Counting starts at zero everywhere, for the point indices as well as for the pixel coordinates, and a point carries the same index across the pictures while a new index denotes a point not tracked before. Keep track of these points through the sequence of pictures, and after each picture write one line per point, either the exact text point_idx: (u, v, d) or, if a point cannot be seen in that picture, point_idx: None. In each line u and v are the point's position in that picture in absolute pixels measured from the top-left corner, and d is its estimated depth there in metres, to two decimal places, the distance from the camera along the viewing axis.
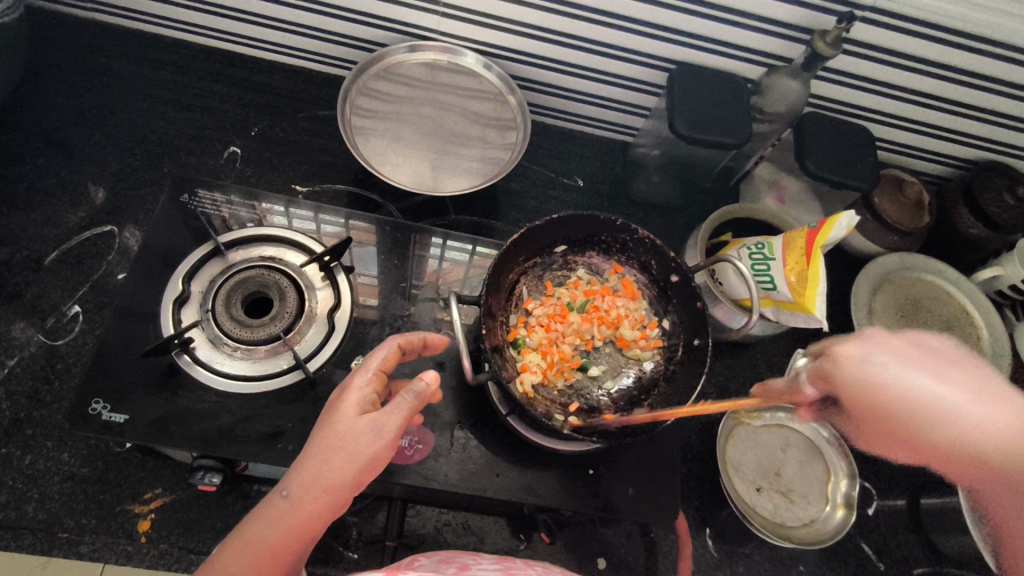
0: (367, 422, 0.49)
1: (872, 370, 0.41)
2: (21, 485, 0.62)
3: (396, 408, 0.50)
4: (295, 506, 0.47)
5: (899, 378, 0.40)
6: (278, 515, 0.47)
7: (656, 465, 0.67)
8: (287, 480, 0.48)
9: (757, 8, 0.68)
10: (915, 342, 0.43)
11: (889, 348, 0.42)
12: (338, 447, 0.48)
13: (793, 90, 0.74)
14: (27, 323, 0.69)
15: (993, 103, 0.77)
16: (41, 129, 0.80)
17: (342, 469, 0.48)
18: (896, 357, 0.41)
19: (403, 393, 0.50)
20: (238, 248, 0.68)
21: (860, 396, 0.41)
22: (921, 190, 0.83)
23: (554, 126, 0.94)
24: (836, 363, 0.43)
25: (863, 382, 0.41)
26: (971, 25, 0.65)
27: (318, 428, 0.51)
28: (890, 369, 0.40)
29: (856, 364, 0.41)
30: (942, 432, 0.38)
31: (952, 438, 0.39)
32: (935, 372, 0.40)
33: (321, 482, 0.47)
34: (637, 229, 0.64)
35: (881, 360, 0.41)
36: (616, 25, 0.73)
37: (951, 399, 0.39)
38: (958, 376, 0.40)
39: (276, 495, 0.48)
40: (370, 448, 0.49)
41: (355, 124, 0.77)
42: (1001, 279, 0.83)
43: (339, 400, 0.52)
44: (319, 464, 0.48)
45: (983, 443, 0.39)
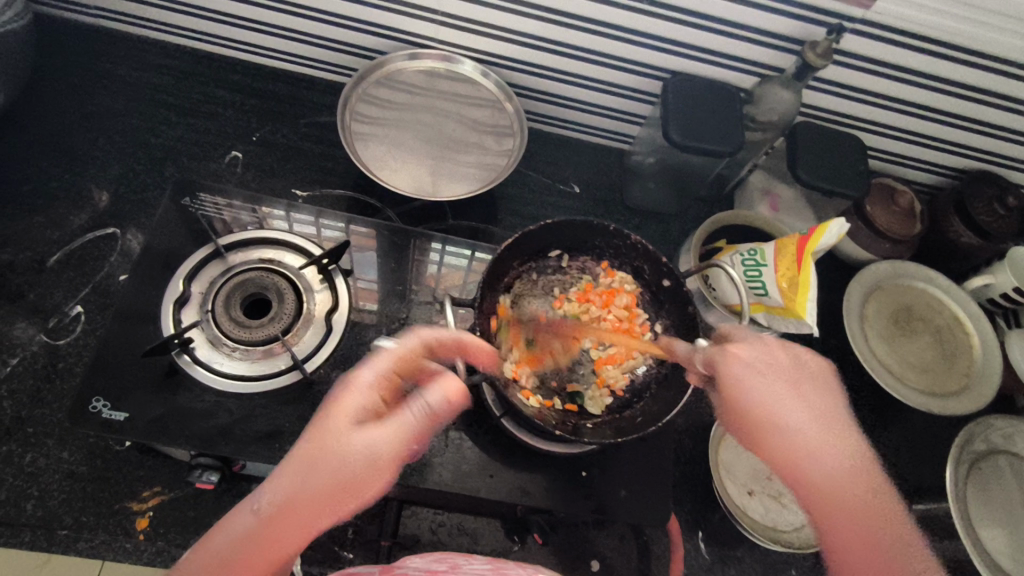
0: (360, 439, 0.46)
1: (752, 373, 0.53)
2: (21, 483, 0.62)
3: (395, 427, 0.47)
4: (268, 520, 0.43)
5: (767, 390, 0.52)
6: (242, 532, 0.43)
7: (649, 467, 0.68)
8: (259, 491, 0.44)
9: (748, 19, 0.69)
10: (797, 359, 0.56)
11: (776, 360, 0.55)
12: (321, 464, 0.44)
13: (784, 99, 0.75)
14: (30, 323, 0.70)
15: (981, 114, 0.78)
16: (46, 133, 0.82)
17: (320, 492, 0.44)
18: (766, 367, 0.54)
19: (410, 411, 0.48)
20: (239, 250, 0.69)
21: (749, 397, 0.53)
22: (911, 200, 0.83)
23: (552, 133, 0.95)
24: (744, 365, 0.54)
25: (740, 383, 0.53)
26: (957, 37, 0.67)
27: (305, 432, 0.47)
28: (764, 375, 0.53)
29: (738, 365, 0.54)
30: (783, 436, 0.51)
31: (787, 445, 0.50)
32: (793, 395, 0.53)
33: (304, 500, 0.43)
34: (630, 235, 0.66)
35: (754, 367, 0.54)
36: (612, 35, 0.74)
37: (799, 418, 0.51)
38: (812, 403, 0.53)
39: (245, 506, 0.44)
40: (357, 473, 0.45)
41: (355, 130, 0.79)
42: (993, 288, 0.84)
43: (336, 403, 0.48)
44: (298, 479, 0.44)
45: (828, 467, 0.49)
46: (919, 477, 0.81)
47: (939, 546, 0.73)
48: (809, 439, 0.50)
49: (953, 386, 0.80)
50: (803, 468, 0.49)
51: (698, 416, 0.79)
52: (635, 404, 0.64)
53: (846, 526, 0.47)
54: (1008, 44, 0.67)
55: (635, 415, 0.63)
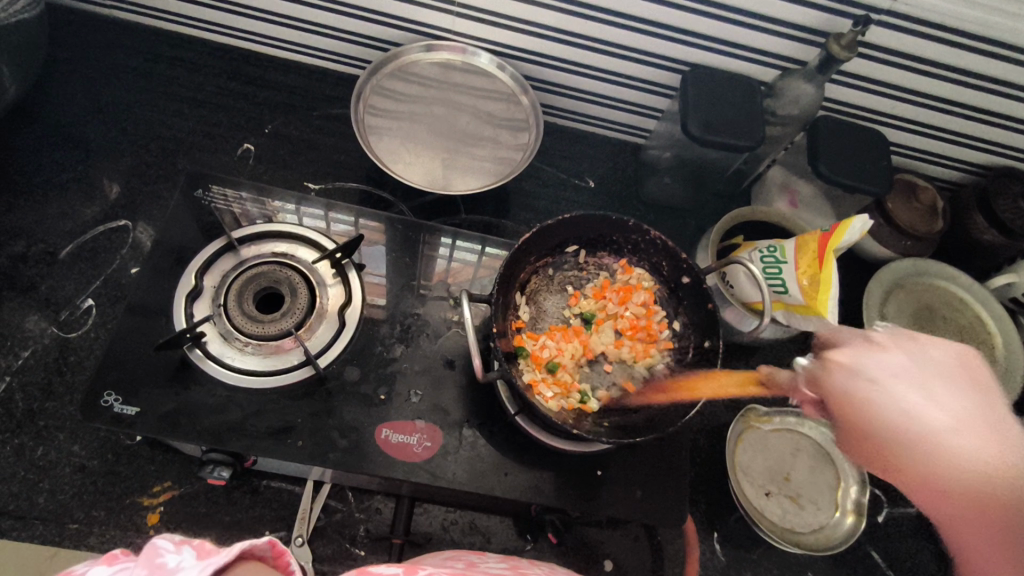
0: None
1: (870, 377, 0.50)
2: (32, 476, 0.62)
3: None
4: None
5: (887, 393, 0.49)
6: None
7: (665, 467, 0.66)
8: None
9: (770, 10, 0.68)
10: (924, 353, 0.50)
11: (902, 358, 0.50)
12: None
13: (806, 93, 0.73)
14: (41, 315, 0.70)
15: (1009, 109, 0.76)
16: (58, 124, 0.81)
17: None
18: (896, 367, 0.50)
19: None
20: (250, 244, 0.69)
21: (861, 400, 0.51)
22: (934, 196, 0.83)
23: (567, 127, 0.94)
24: (846, 374, 0.52)
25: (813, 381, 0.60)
26: (987, 30, 0.65)
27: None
28: (884, 374, 0.50)
29: (865, 372, 0.51)
30: (914, 440, 0.46)
31: (913, 445, 0.46)
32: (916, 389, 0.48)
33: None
34: (649, 230, 0.65)
35: (868, 371, 0.51)
36: (631, 26, 0.73)
37: (936, 412, 0.46)
38: (953, 396, 0.47)
39: None
40: None
41: (368, 123, 0.78)
42: (1017, 286, 0.82)
43: None
44: None
45: (957, 460, 0.44)
46: None
47: None
48: (945, 432, 0.45)
49: None
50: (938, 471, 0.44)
51: (714, 415, 0.78)
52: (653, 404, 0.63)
53: (984, 528, 0.42)
54: None
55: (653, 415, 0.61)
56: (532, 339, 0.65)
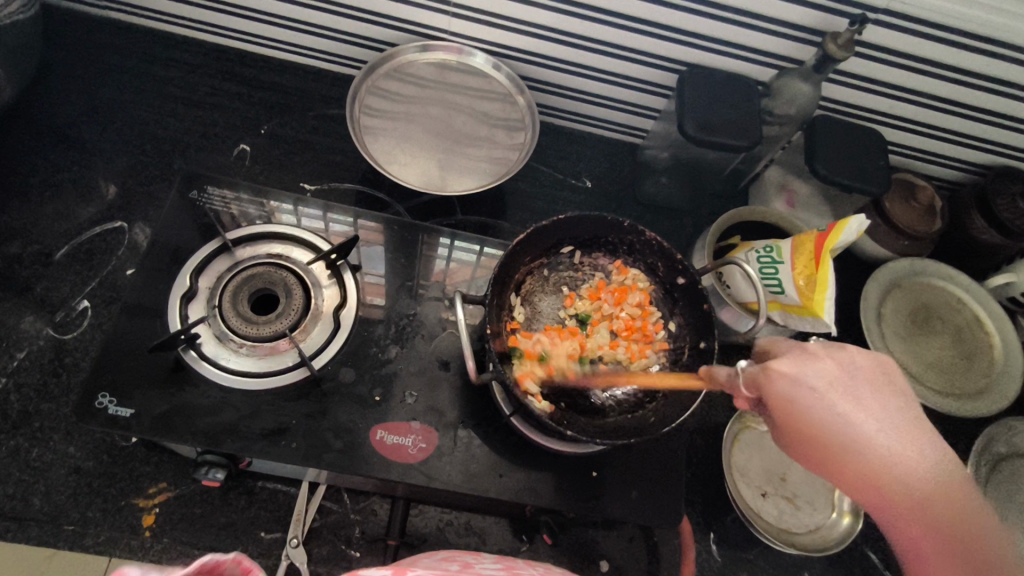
0: None
1: (810, 385, 0.48)
2: (28, 478, 0.62)
3: None
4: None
5: (824, 400, 0.47)
6: None
7: (660, 468, 0.66)
8: None
9: (766, 9, 0.67)
10: (853, 361, 0.50)
11: (825, 364, 0.49)
12: None
13: (803, 92, 0.73)
14: (37, 316, 0.70)
15: (1008, 108, 0.76)
16: (54, 125, 0.81)
17: None
18: (825, 374, 0.49)
19: None
20: (246, 245, 0.68)
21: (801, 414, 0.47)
22: (932, 195, 0.84)
23: (564, 127, 0.93)
24: (792, 382, 0.49)
25: (788, 397, 0.49)
26: (986, 29, 0.64)
27: None
28: (821, 382, 0.48)
29: (789, 381, 0.49)
30: (837, 445, 0.46)
31: (872, 462, 0.44)
32: (878, 398, 0.48)
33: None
34: (644, 230, 0.64)
35: (810, 382, 0.49)
36: (627, 26, 0.73)
37: (864, 423, 0.46)
38: (879, 404, 0.48)
39: None
40: None
41: (364, 123, 0.78)
42: (1015, 286, 0.81)
43: None
44: None
45: (913, 473, 0.44)
46: None
47: None
48: (869, 448, 0.45)
49: (973, 388, 0.78)
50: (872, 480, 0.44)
51: (711, 415, 0.78)
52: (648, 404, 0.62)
53: (934, 541, 0.42)
54: None
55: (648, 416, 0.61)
56: (527, 339, 0.64)
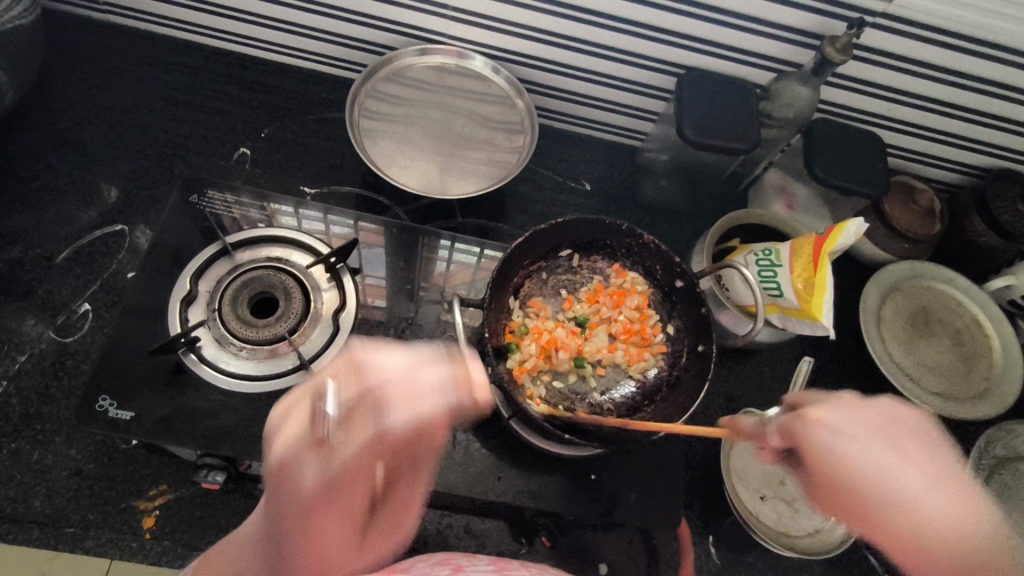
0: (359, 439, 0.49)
1: (838, 433, 0.52)
2: (29, 480, 0.62)
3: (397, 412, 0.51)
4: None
5: (862, 451, 0.50)
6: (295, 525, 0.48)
7: (659, 471, 0.66)
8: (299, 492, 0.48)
9: (764, 13, 0.67)
10: (888, 413, 0.54)
11: (858, 416, 0.52)
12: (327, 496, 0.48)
13: (801, 96, 0.73)
14: (38, 319, 0.70)
15: (1007, 111, 0.76)
16: (55, 129, 0.82)
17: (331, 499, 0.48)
18: (864, 427, 0.52)
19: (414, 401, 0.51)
20: (245, 249, 0.69)
21: (845, 472, 0.50)
22: (932, 198, 0.83)
23: (564, 130, 0.94)
24: (829, 431, 0.52)
25: (828, 449, 0.51)
26: (984, 32, 0.64)
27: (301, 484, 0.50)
28: (849, 432, 0.52)
29: (822, 432, 0.52)
30: (881, 505, 0.49)
31: (897, 520, 0.48)
32: (898, 456, 0.50)
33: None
34: (643, 234, 0.64)
35: (843, 432, 0.52)
36: (625, 30, 0.73)
37: (905, 478, 0.49)
38: (920, 457, 0.51)
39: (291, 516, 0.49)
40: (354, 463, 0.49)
41: (364, 126, 0.78)
42: (1015, 288, 0.81)
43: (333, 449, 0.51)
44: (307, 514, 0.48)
45: (959, 535, 0.47)
46: None
47: None
48: (898, 495, 0.49)
49: (973, 391, 0.77)
50: (911, 539, 0.48)
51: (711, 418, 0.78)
52: (647, 408, 0.63)
53: None
54: None
55: (645, 419, 0.61)
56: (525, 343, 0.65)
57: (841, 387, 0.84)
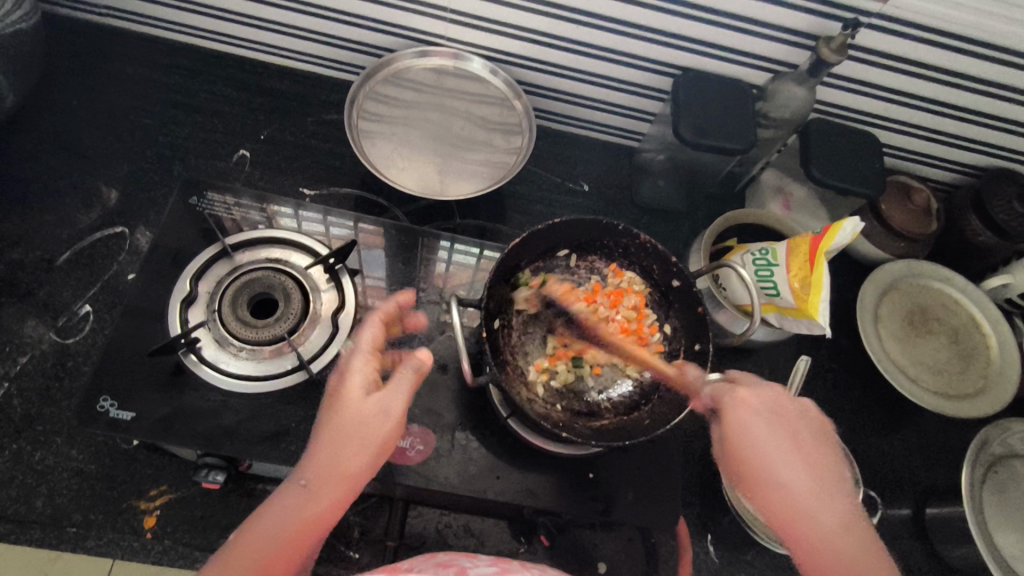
0: (373, 403, 0.53)
1: (753, 413, 0.53)
2: (30, 481, 0.63)
3: (399, 386, 0.54)
4: (314, 492, 0.49)
5: (768, 436, 0.52)
6: (298, 503, 0.48)
7: (657, 470, 0.67)
8: (302, 470, 0.50)
9: (760, 14, 0.68)
10: (803, 411, 0.55)
11: (766, 401, 0.54)
12: (352, 431, 0.51)
13: (797, 96, 0.74)
14: (39, 321, 0.70)
15: (1003, 110, 0.76)
16: (56, 131, 0.82)
17: (356, 455, 0.50)
18: (772, 415, 0.54)
19: (403, 368, 0.55)
20: (245, 250, 0.69)
21: (749, 451, 0.52)
22: (928, 197, 0.82)
23: (561, 130, 0.94)
24: (747, 409, 0.54)
25: (744, 428, 0.53)
26: (979, 32, 0.65)
27: (324, 419, 0.53)
28: (762, 413, 0.54)
29: (744, 410, 0.54)
30: (772, 488, 0.51)
31: (789, 501, 0.50)
32: (794, 447, 0.52)
33: (338, 469, 0.50)
34: (639, 234, 0.65)
35: (759, 412, 0.54)
36: (621, 31, 0.73)
37: (797, 471, 0.51)
38: (815, 453, 0.52)
39: (294, 482, 0.50)
40: (382, 428, 0.52)
41: (363, 128, 0.78)
42: (1012, 288, 0.82)
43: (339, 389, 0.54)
44: (331, 453, 0.50)
45: (838, 528, 0.48)
46: (933, 479, 0.80)
47: (955, 552, 0.73)
48: (789, 478, 0.50)
49: (969, 389, 0.78)
50: (796, 524, 0.49)
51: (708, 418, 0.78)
52: (643, 406, 0.63)
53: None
54: None
55: (642, 417, 0.61)
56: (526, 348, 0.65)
57: (839, 386, 0.84)
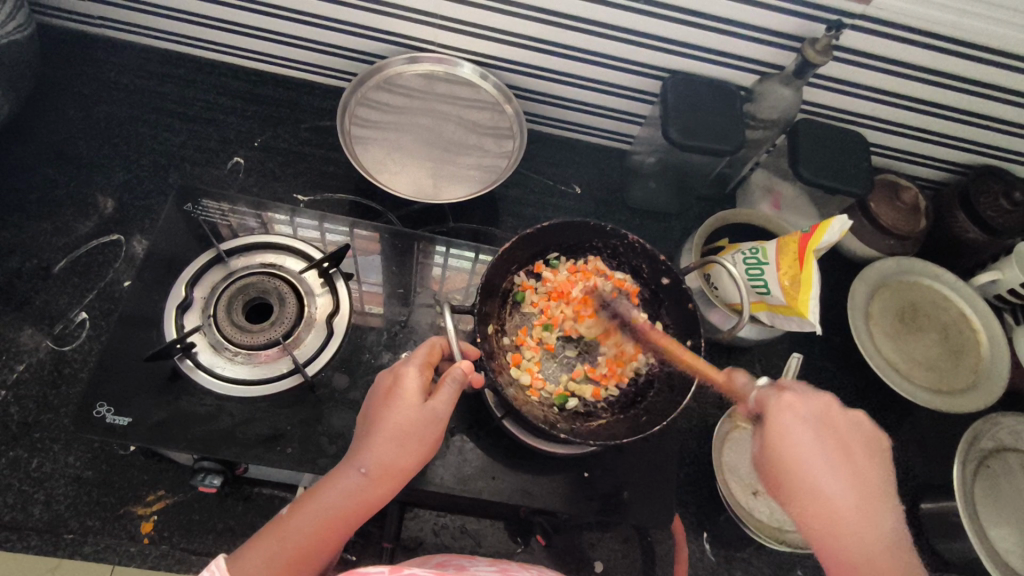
0: (428, 412, 0.52)
1: (800, 419, 0.50)
2: (28, 488, 0.63)
3: (446, 396, 0.52)
4: (373, 484, 0.50)
5: (811, 448, 0.49)
6: (355, 489, 0.50)
7: (652, 468, 0.67)
8: (363, 457, 0.50)
9: (745, 17, 0.69)
10: (853, 422, 0.52)
11: (813, 408, 0.51)
12: (409, 433, 0.51)
13: (785, 97, 0.75)
14: (35, 329, 0.71)
15: (987, 108, 0.77)
16: (51, 141, 0.83)
17: (411, 454, 0.51)
18: (818, 424, 0.50)
19: (447, 380, 0.52)
20: (241, 255, 0.70)
21: (791, 461, 0.49)
22: (916, 195, 0.83)
23: (553, 134, 0.95)
24: (794, 417, 0.50)
25: (787, 438, 0.49)
26: (959, 32, 0.66)
27: (377, 411, 0.52)
28: (807, 422, 0.50)
29: (791, 417, 0.50)
30: (814, 503, 0.47)
31: (828, 518, 0.47)
32: (839, 460, 0.49)
33: (397, 466, 0.51)
34: (627, 234, 0.65)
35: (807, 420, 0.50)
36: (609, 35, 0.74)
37: (843, 484, 0.48)
38: (860, 464, 0.49)
39: (354, 470, 0.50)
40: (434, 434, 0.52)
41: (355, 134, 0.79)
42: (1001, 283, 0.82)
43: (392, 387, 0.53)
44: (391, 447, 0.51)
45: (877, 550, 0.46)
46: (926, 475, 0.80)
47: (949, 547, 0.73)
48: (833, 494, 0.47)
49: (961, 384, 0.78)
50: (835, 539, 0.46)
51: (704, 417, 0.79)
52: (638, 404, 0.64)
53: None
54: (1012, 38, 0.66)
55: (638, 415, 0.62)
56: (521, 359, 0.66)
57: (832, 383, 0.85)
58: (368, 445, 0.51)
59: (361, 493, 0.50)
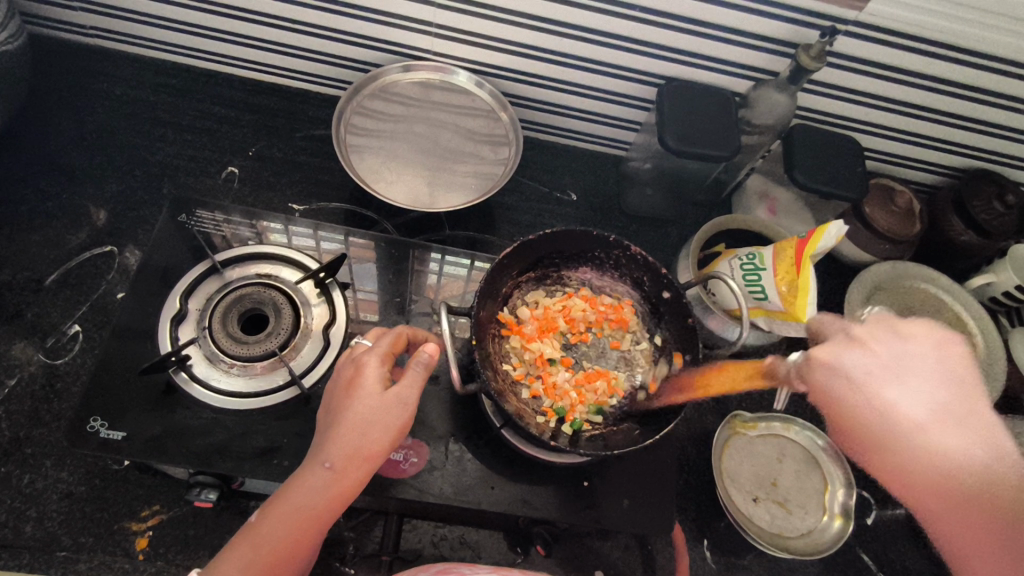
0: (392, 397, 0.52)
1: (848, 374, 0.60)
2: (20, 505, 0.62)
3: (411, 379, 0.53)
4: (339, 476, 0.50)
5: (869, 390, 0.58)
6: (321, 485, 0.49)
7: (652, 476, 0.67)
8: (326, 452, 0.50)
9: (739, 24, 0.69)
10: (898, 351, 0.58)
11: (875, 353, 0.60)
12: (372, 421, 0.51)
13: (779, 102, 0.75)
14: (28, 343, 0.70)
15: (980, 113, 0.78)
16: (44, 152, 0.82)
17: (377, 440, 0.51)
18: (873, 369, 0.59)
19: (413, 365, 0.54)
20: (235, 266, 0.69)
21: (855, 405, 0.59)
22: (910, 200, 0.83)
23: (549, 141, 0.95)
24: (830, 369, 0.62)
25: (830, 387, 0.62)
26: (952, 37, 0.66)
27: (338, 403, 0.53)
28: (863, 373, 0.59)
29: (839, 369, 0.61)
30: (890, 436, 0.55)
31: (903, 449, 0.54)
32: (904, 387, 0.56)
33: (362, 453, 0.50)
34: (630, 246, 0.64)
35: (847, 370, 0.61)
36: (604, 43, 0.74)
37: (910, 405, 0.55)
38: (925, 386, 0.56)
39: (318, 467, 0.50)
40: (400, 419, 0.52)
41: (350, 142, 0.79)
42: (995, 286, 0.83)
43: (353, 381, 0.54)
44: (356, 436, 0.51)
45: (953, 465, 0.51)
46: None
47: None
48: (904, 423, 0.55)
49: None
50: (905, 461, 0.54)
51: (703, 423, 0.79)
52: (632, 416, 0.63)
53: (963, 519, 0.49)
54: (1004, 43, 0.66)
55: (631, 428, 0.61)
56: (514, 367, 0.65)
57: None
58: (332, 439, 0.51)
59: (330, 488, 0.49)
